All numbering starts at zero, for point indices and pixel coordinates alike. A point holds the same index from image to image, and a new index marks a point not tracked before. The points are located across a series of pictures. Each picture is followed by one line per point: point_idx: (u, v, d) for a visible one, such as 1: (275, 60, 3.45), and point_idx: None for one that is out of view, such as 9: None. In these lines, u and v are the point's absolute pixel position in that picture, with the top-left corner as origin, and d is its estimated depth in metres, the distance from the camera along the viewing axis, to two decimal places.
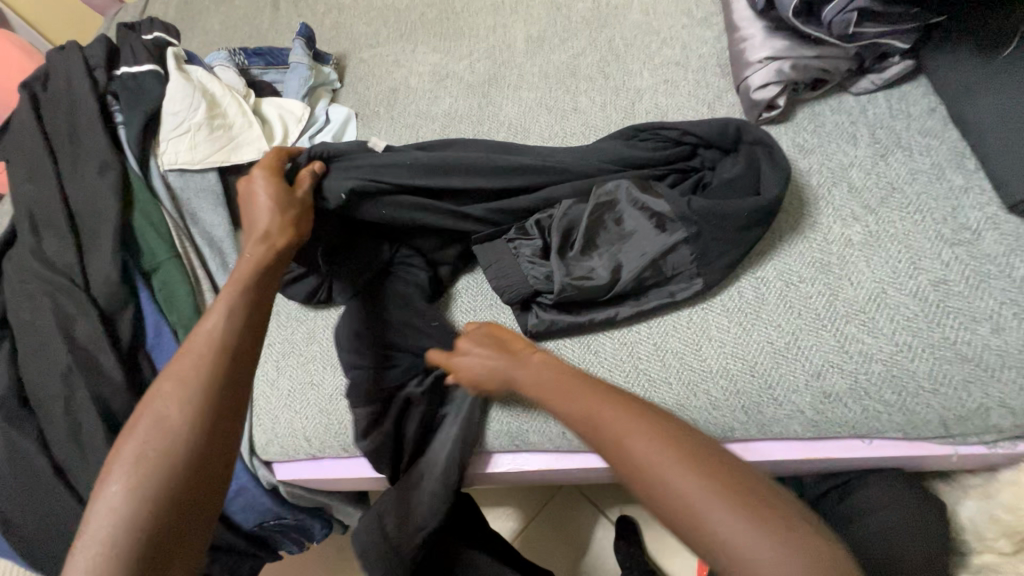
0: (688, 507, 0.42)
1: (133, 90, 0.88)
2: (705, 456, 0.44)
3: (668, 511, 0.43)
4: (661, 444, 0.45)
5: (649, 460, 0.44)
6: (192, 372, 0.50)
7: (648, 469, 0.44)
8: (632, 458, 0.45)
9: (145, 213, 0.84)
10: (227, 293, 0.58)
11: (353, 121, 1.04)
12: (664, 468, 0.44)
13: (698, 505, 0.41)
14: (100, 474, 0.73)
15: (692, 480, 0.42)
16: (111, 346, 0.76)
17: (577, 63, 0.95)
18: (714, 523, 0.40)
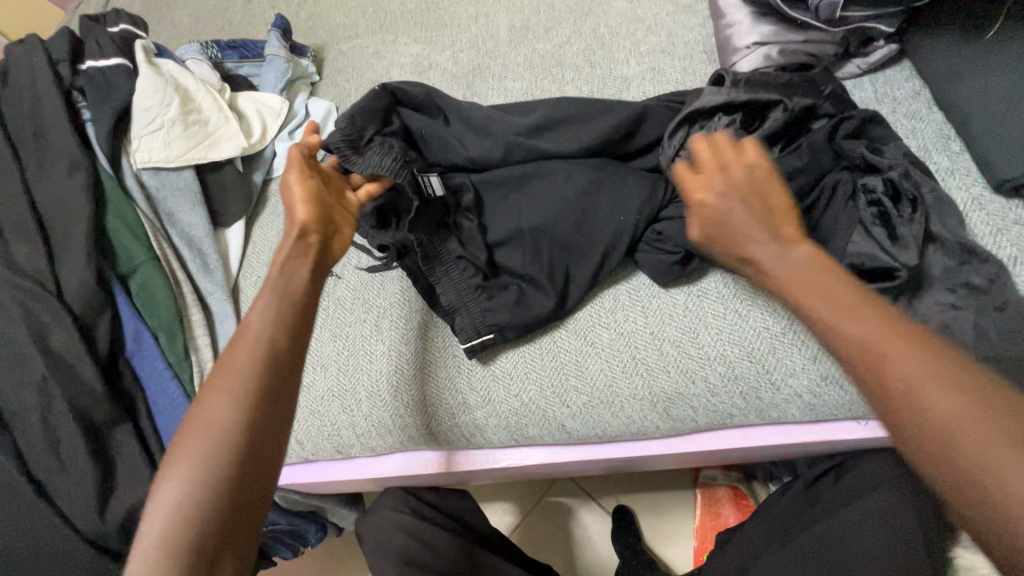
0: (876, 353, 0.38)
1: (101, 85, 0.84)
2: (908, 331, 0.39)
3: (891, 410, 0.37)
4: (852, 312, 0.40)
5: (872, 338, 0.39)
6: (249, 367, 0.43)
7: (879, 354, 0.38)
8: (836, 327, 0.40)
9: (119, 213, 0.81)
10: (273, 279, 0.48)
11: (334, 115, 1.01)
12: (837, 311, 0.41)
13: (961, 431, 0.34)
14: (82, 486, 0.70)
15: (877, 326, 0.39)
16: (88, 354, 0.73)
17: (563, 52, 0.94)
18: (902, 378, 0.37)
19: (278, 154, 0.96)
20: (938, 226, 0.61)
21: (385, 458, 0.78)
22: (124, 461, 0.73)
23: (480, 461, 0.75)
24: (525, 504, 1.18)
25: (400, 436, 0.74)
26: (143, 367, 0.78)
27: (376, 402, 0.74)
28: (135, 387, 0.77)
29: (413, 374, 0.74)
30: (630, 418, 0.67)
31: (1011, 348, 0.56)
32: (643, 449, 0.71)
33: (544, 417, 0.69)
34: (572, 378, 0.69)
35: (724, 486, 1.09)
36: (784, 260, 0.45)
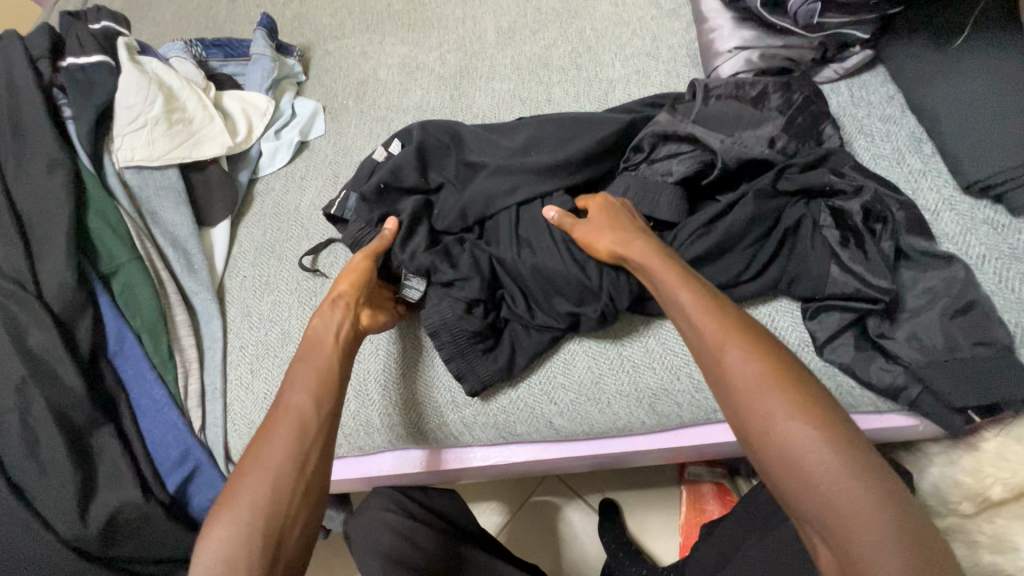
0: (747, 406, 0.47)
1: (83, 83, 0.83)
2: (801, 387, 0.47)
3: (770, 457, 0.46)
4: (738, 342, 0.50)
5: (720, 339, 0.51)
6: (277, 441, 0.53)
7: (741, 401, 0.48)
8: (719, 366, 0.50)
9: (101, 212, 0.79)
10: (305, 363, 0.60)
11: (321, 115, 1.01)
12: (737, 351, 0.50)
13: (818, 476, 0.43)
14: (62, 488, 0.69)
15: (721, 327, 0.51)
16: (69, 356, 0.72)
17: (549, 54, 0.95)
18: (770, 417, 0.46)
19: (264, 153, 0.96)
20: (906, 229, 0.64)
21: (374, 456, 0.78)
22: (106, 464, 0.72)
23: (469, 459, 0.75)
24: (513, 503, 1.19)
25: (389, 435, 0.74)
26: (126, 367, 0.77)
27: (363, 401, 0.74)
28: (117, 388, 0.76)
29: (403, 373, 0.74)
30: (617, 413, 0.68)
31: (978, 344, 0.58)
32: (628, 443, 0.72)
33: (532, 414, 0.70)
34: (559, 375, 0.69)
35: (709, 482, 1.11)
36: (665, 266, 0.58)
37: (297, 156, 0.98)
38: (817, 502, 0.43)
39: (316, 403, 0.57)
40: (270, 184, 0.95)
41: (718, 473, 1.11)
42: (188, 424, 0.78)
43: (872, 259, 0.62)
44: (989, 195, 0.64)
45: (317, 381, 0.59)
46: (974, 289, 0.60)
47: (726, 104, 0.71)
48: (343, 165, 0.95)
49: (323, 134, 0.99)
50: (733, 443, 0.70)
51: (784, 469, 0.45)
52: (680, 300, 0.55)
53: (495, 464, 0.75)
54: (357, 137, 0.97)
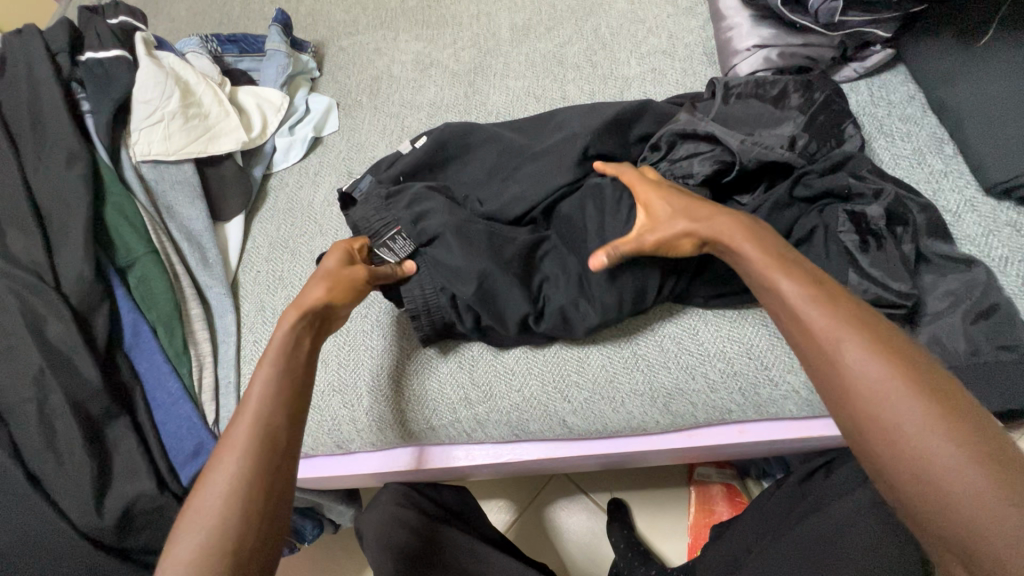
0: (875, 407, 0.40)
1: (101, 77, 0.83)
2: (925, 374, 0.40)
3: (896, 465, 0.39)
4: (845, 325, 0.43)
5: (827, 331, 0.44)
6: (237, 462, 0.48)
7: (867, 404, 0.41)
8: (832, 362, 0.43)
9: (118, 205, 0.80)
10: (267, 369, 0.54)
11: (335, 111, 1.01)
12: (852, 341, 0.42)
13: (967, 497, 0.36)
14: (79, 479, 0.70)
15: (834, 319, 0.44)
16: (87, 348, 0.72)
17: (564, 51, 0.95)
18: (901, 417, 0.39)
19: (278, 149, 0.96)
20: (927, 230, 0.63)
21: (386, 451, 0.78)
22: (122, 455, 0.73)
23: (480, 457, 0.75)
24: (520, 502, 1.19)
25: (401, 431, 0.74)
26: (141, 360, 0.78)
27: (377, 396, 0.74)
28: (133, 381, 0.77)
29: (415, 369, 0.74)
30: (631, 413, 0.68)
31: (1001, 349, 0.57)
32: (642, 443, 0.71)
33: (545, 412, 0.70)
34: (573, 373, 0.69)
35: (718, 483, 1.10)
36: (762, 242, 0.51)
37: (311, 152, 0.98)
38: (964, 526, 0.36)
39: (287, 415, 0.52)
40: (284, 179, 0.95)
41: (727, 474, 1.11)
42: (202, 417, 0.78)
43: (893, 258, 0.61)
44: (1012, 196, 0.63)
45: (284, 391, 0.53)
46: (998, 293, 0.59)
47: (747, 103, 0.71)
48: (357, 161, 0.95)
49: (337, 130, 1.00)
50: (748, 444, 0.70)
51: (926, 490, 0.38)
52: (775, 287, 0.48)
53: (506, 461, 0.75)
54: (371, 133, 0.97)
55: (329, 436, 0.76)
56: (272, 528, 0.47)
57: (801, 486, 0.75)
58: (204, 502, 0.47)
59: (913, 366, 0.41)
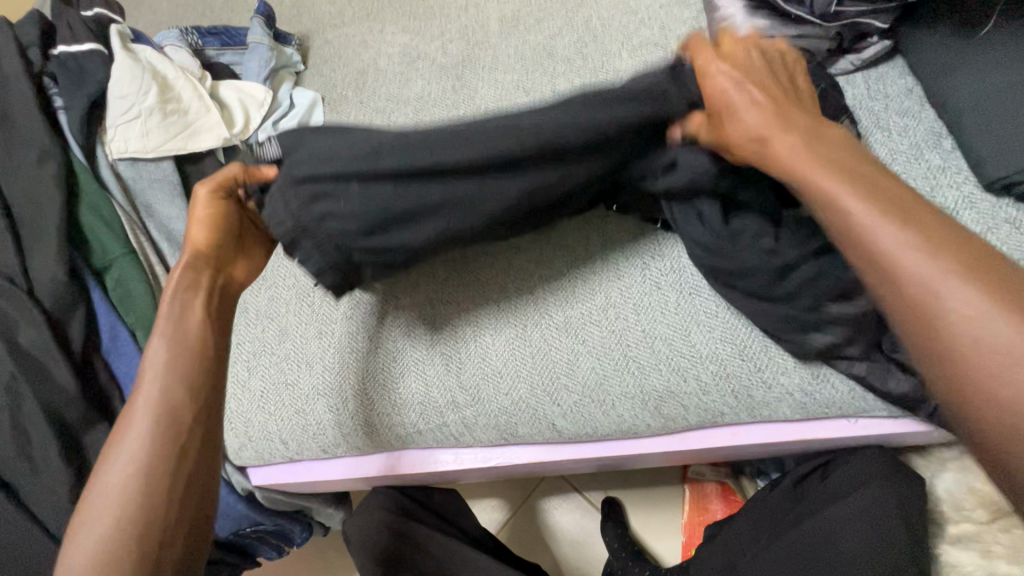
0: (920, 300, 0.41)
1: (74, 71, 0.81)
2: (979, 266, 0.41)
3: (934, 352, 0.40)
4: (896, 222, 0.44)
5: (870, 221, 0.45)
6: (143, 442, 0.48)
7: (917, 302, 0.41)
8: (870, 242, 0.44)
9: (93, 205, 0.78)
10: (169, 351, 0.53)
11: (320, 106, 0.98)
12: (894, 235, 0.43)
13: None
14: (56, 488, 0.68)
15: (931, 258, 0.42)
16: (62, 354, 0.70)
17: (555, 44, 0.92)
18: (960, 308, 0.39)
19: (261, 145, 0.93)
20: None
21: (374, 456, 0.76)
22: (100, 462, 0.71)
23: (469, 460, 0.74)
24: (513, 501, 1.18)
25: (388, 435, 0.72)
26: (120, 364, 0.76)
27: (361, 400, 0.72)
28: (112, 385, 0.75)
29: (401, 372, 0.72)
30: (621, 416, 0.66)
31: None
32: (633, 447, 0.70)
33: (534, 415, 0.68)
34: (562, 376, 0.68)
35: (713, 481, 1.10)
36: (817, 146, 0.52)
37: None
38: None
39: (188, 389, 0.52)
40: None
41: (722, 473, 1.10)
42: None
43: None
44: (1012, 193, 0.62)
45: (179, 369, 0.52)
46: None
47: None
48: None
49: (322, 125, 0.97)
50: (741, 447, 0.68)
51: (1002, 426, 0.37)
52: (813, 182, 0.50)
53: (496, 465, 0.74)
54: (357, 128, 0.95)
55: (313, 442, 0.74)
56: (189, 500, 0.49)
57: (795, 488, 0.74)
58: (116, 470, 0.48)
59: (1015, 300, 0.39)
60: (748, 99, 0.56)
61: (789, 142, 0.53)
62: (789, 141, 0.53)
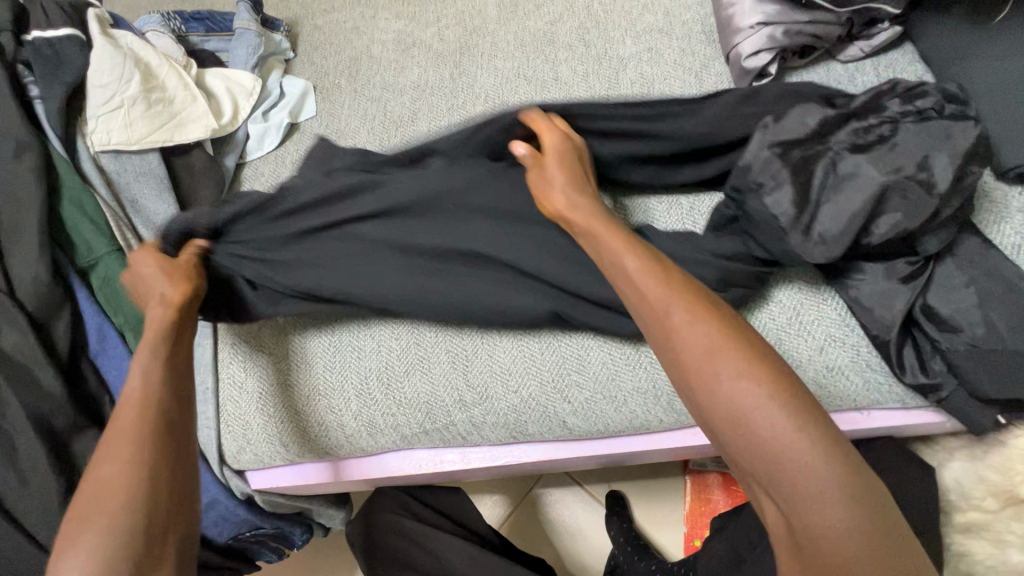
0: (749, 429, 0.41)
1: (50, 59, 0.76)
2: (847, 459, 0.40)
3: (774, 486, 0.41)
4: (752, 377, 0.42)
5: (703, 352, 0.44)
6: (131, 435, 0.49)
7: (749, 435, 0.41)
8: (719, 408, 0.43)
9: (75, 200, 0.73)
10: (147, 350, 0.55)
11: (312, 95, 0.95)
12: (730, 370, 0.42)
13: (786, 457, 0.40)
14: (45, 498, 0.65)
15: (713, 338, 0.44)
16: (47, 357, 0.67)
17: (555, 30, 0.89)
18: (770, 430, 0.40)
19: (251, 136, 0.90)
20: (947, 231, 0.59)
21: (378, 456, 0.74)
22: (91, 470, 0.68)
23: (477, 459, 0.72)
24: (515, 496, 1.17)
25: (393, 436, 0.70)
26: (110, 368, 0.72)
27: (364, 402, 0.70)
28: (101, 389, 0.71)
29: (404, 371, 0.70)
30: (633, 412, 0.65)
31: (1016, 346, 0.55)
32: (644, 442, 0.69)
33: (544, 413, 0.67)
34: (573, 372, 0.66)
35: (715, 472, 1.11)
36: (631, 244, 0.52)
37: (287, 139, 0.92)
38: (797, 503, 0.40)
39: (161, 380, 0.53)
40: (259, 170, 0.90)
41: (724, 464, 1.11)
42: None
43: (920, 244, 0.58)
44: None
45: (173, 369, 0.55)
46: (1013, 285, 0.57)
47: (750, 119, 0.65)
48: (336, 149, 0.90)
49: (314, 115, 0.94)
50: None
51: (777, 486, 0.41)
52: (659, 315, 0.47)
53: (504, 463, 0.72)
54: (351, 119, 0.92)
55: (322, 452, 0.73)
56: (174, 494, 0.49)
57: None
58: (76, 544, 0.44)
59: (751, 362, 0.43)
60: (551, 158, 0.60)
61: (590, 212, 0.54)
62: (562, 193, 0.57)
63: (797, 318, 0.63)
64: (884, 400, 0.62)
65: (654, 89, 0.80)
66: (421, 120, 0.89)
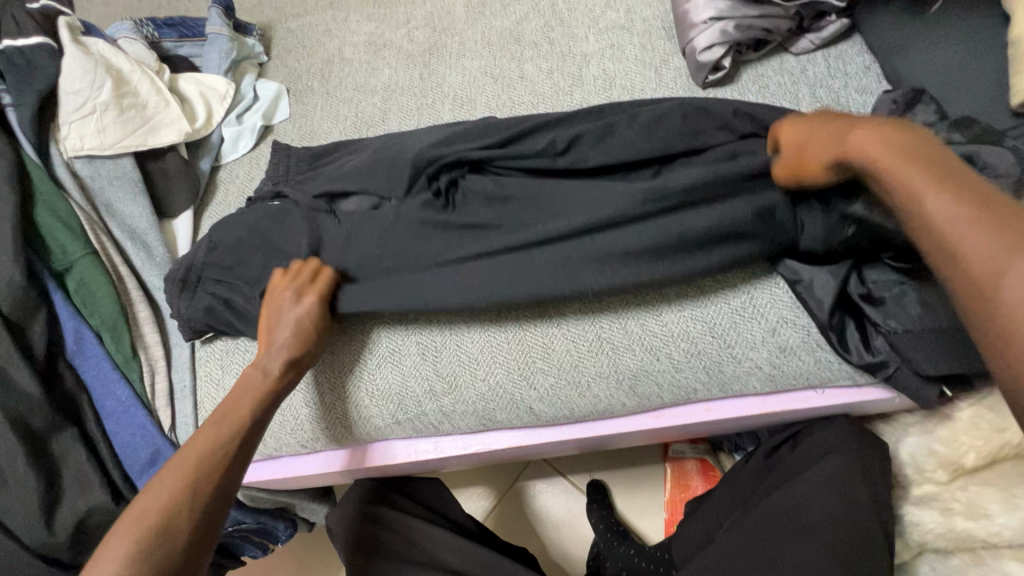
0: (982, 275, 0.38)
1: (22, 67, 0.77)
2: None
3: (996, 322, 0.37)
4: (983, 219, 0.40)
5: (912, 187, 0.45)
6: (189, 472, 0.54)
7: (986, 282, 0.38)
8: (944, 233, 0.42)
9: (49, 205, 0.75)
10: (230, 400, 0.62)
11: (285, 97, 0.97)
12: (968, 216, 0.41)
13: (1017, 279, 0.37)
14: (25, 496, 0.67)
15: (959, 206, 0.42)
16: (24, 359, 0.68)
17: (521, 29, 0.92)
18: (986, 261, 0.39)
19: (225, 140, 0.92)
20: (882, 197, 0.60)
21: (356, 448, 0.76)
22: (70, 469, 0.70)
23: (450, 448, 0.74)
24: (498, 488, 1.19)
25: (367, 427, 0.72)
26: (87, 368, 0.74)
27: (340, 396, 0.72)
28: (79, 390, 0.73)
29: (375, 363, 0.72)
30: (597, 397, 0.67)
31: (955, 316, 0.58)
32: (609, 426, 0.71)
33: (511, 400, 0.69)
34: (537, 359, 0.68)
35: (693, 458, 1.13)
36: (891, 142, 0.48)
37: (261, 141, 0.94)
38: (1012, 322, 0.37)
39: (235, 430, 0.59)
40: (233, 172, 0.92)
41: (701, 450, 1.14)
42: (158, 424, 0.75)
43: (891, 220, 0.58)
44: None
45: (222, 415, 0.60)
46: None
47: (658, 106, 0.70)
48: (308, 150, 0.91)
49: (287, 117, 0.96)
50: (714, 422, 0.69)
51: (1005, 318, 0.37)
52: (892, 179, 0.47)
53: (476, 451, 0.74)
54: (323, 120, 0.94)
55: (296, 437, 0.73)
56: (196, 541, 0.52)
57: (768, 459, 0.77)
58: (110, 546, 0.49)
59: (1018, 219, 0.39)
60: (812, 124, 0.56)
61: (859, 124, 0.51)
62: (826, 145, 0.54)
63: (744, 301, 0.66)
64: (835, 377, 0.64)
65: (616, 85, 0.82)
66: (392, 120, 0.91)
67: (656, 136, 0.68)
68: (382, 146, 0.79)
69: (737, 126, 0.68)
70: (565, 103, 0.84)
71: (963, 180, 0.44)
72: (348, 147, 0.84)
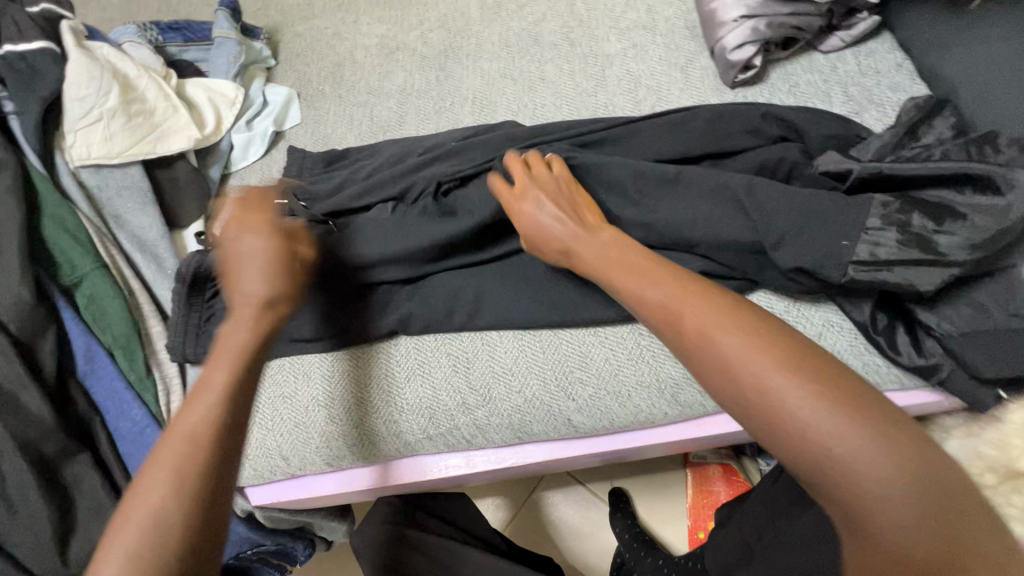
0: (793, 433, 0.38)
1: (24, 72, 0.73)
2: (903, 442, 0.37)
3: (826, 482, 0.37)
4: (782, 367, 0.40)
5: (752, 363, 0.40)
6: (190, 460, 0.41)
7: (797, 438, 0.38)
8: (744, 385, 0.41)
9: (57, 217, 0.71)
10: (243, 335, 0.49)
11: (296, 102, 0.94)
12: (766, 362, 0.40)
13: (830, 442, 0.37)
14: (38, 527, 0.63)
15: (747, 344, 0.41)
16: (33, 381, 0.64)
17: (540, 30, 0.90)
18: (814, 429, 0.37)
19: (235, 146, 0.88)
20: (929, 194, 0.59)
21: (385, 464, 0.72)
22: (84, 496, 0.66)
23: (482, 462, 0.71)
24: (517, 500, 1.16)
25: (396, 444, 0.69)
26: (98, 388, 0.70)
27: (368, 415, 0.69)
28: (91, 412, 0.69)
29: (406, 377, 0.69)
30: (638, 406, 0.65)
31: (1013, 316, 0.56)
32: (651, 436, 0.68)
33: (548, 412, 0.66)
34: (576, 368, 0.66)
35: (715, 463, 1.11)
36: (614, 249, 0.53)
37: (272, 148, 0.91)
38: (843, 486, 0.37)
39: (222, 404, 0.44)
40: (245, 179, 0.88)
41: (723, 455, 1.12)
42: None
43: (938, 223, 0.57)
44: None
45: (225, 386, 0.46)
46: None
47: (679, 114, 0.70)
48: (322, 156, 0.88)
49: (299, 122, 0.93)
50: None
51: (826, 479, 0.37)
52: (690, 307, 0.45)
53: (510, 465, 0.71)
54: (337, 125, 0.91)
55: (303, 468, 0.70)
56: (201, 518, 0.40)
57: None
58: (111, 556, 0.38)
59: (802, 361, 0.40)
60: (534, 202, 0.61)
61: (590, 237, 0.57)
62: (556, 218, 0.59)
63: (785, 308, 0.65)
64: (883, 382, 0.63)
65: (641, 85, 0.81)
66: (409, 124, 0.88)
67: (686, 140, 0.68)
68: (398, 155, 0.77)
69: (766, 132, 0.67)
70: (589, 104, 0.82)
71: (740, 312, 0.44)
72: (367, 152, 0.81)
